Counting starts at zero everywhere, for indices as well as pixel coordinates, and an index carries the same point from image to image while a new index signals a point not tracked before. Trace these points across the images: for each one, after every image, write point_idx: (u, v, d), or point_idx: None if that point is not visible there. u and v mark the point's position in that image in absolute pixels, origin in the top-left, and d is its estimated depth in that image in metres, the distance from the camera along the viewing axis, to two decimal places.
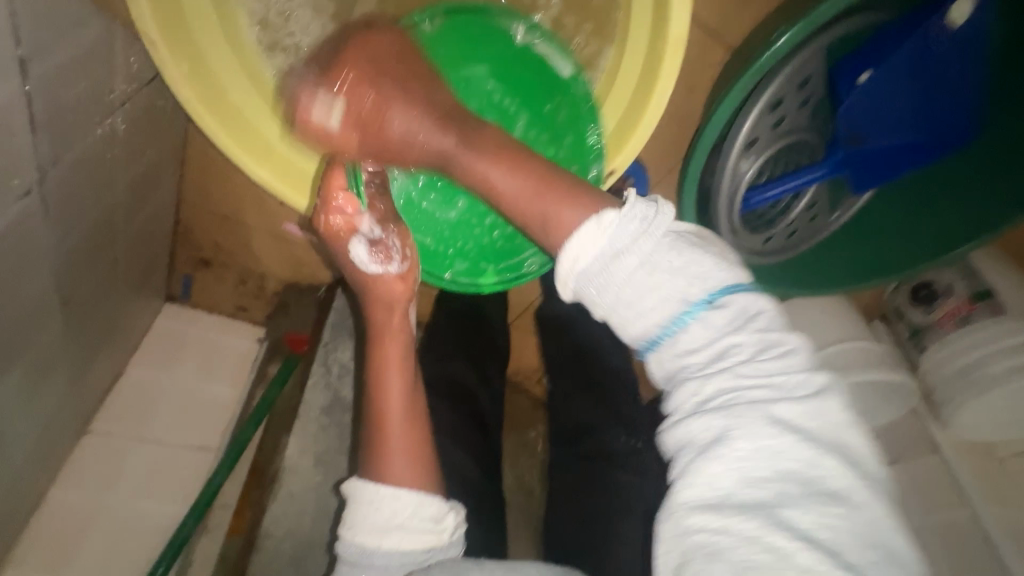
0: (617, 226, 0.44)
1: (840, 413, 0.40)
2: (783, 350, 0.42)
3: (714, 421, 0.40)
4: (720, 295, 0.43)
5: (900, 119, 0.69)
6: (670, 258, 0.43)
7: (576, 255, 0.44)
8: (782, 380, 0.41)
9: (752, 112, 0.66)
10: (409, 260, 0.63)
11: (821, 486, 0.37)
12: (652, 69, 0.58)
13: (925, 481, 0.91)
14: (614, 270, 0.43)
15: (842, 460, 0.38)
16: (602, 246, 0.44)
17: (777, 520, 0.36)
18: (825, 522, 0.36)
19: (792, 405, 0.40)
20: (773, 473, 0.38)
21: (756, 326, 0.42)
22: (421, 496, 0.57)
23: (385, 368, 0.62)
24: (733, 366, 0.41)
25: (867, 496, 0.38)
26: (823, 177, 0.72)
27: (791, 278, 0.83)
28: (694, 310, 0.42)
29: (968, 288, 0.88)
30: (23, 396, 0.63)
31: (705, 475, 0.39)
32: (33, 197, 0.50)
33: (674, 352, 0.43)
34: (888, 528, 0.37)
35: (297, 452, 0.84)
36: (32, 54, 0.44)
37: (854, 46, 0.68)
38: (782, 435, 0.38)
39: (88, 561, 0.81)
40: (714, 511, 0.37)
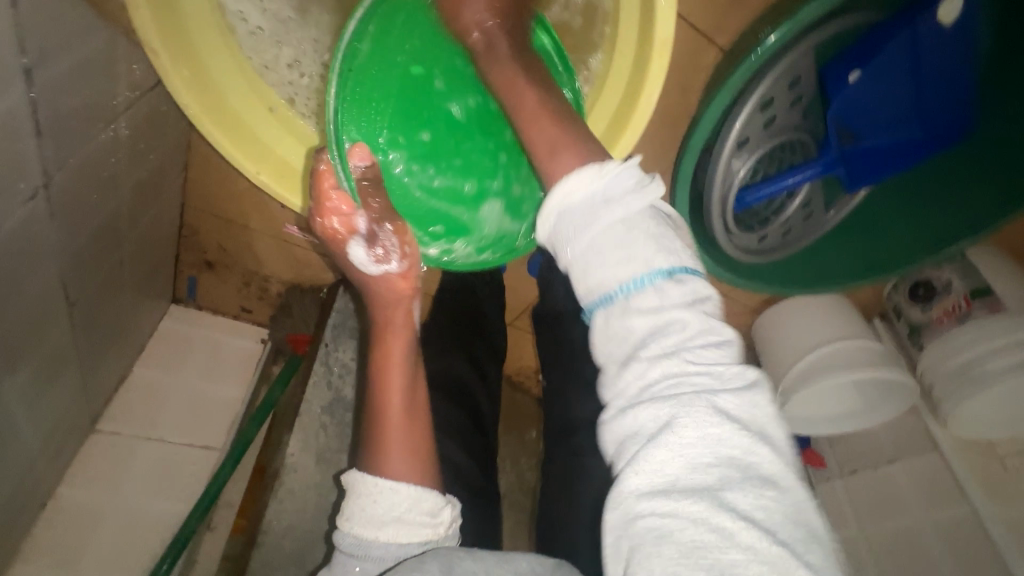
0: (612, 178, 0.46)
1: (768, 404, 0.43)
2: (721, 342, 0.43)
3: (661, 408, 0.41)
4: (680, 272, 0.44)
5: (892, 117, 0.70)
6: (650, 224, 0.44)
7: (569, 191, 0.47)
8: (721, 371, 0.42)
9: (744, 110, 0.66)
10: (408, 258, 0.63)
11: (754, 470, 0.39)
12: (641, 72, 0.58)
13: (922, 480, 0.91)
14: (599, 212, 0.45)
15: (771, 445, 0.41)
16: (594, 190, 0.46)
17: (720, 501, 0.37)
18: (761, 503, 0.38)
19: (730, 395, 0.41)
20: (715, 458, 0.39)
21: (701, 317, 0.43)
22: (418, 490, 0.57)
23: (388, 363, 0.64)
24: (679, 352, 0.42)
25: (793, 479, 0.40)
26: (816, 175, 0.72)
27: (785, 275, 0.84)
28: (654, 277, 0.43)
29: (967, 285, 0.88)
30: (32, 393, 0.65)
31: (653, 461, 0.39)
32: (39, 200, 0.52)
33: (623, 326, 0.43)
34: (810, 510, 0.39)
35: (298, 449, 0.87)
36: (36, 62, 0.45)
37: (845, 46, 0.69)
38: (722, 423, 0.40)
39: (98, 555, 0.83)
40: (665, 496, 0.38)
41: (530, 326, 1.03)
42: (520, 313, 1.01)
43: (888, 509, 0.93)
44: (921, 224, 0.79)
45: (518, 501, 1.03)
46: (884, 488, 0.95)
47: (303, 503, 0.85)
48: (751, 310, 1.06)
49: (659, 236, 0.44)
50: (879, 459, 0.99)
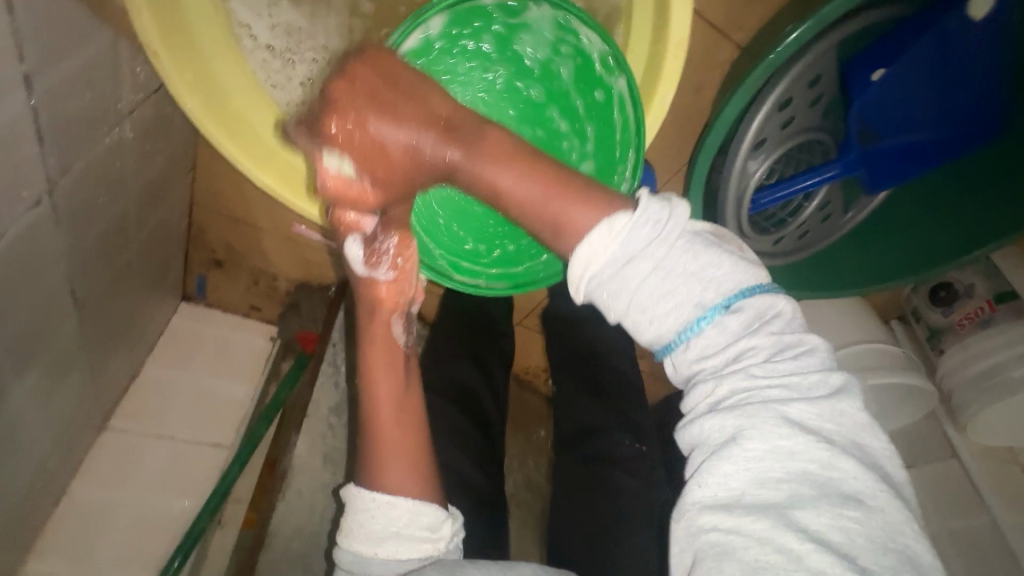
0: (629, 232, 0.43)
1: (855, 416, 0.41)
2: (798, 352, 0.42)
3: (726, 421, 0.41)
4: (737, 299, 0.42)
5: (914, 116, 0.67)
6: (686, 261, 0.43)
7: (588, 260, 0.44)
8: (796, 383, 0.41)
9: (761, 111, 0.64)
10: (398, 268, 0.62)
11: (832, 488, 0.38)
12: (655, 72, 0.56)
13: (939, 487, 0.89)
14: (626, 274, 0.43)
15: (856, 461, 0.39)
16: (615, 249, 0.43)
17: (788, 520, 0.37)
18: (838, 523, 0.37)
19: (805, 407, 0.40)
20: (784, 474, 0.39)
21: (771, 329, 0.43)
22: (418, 504, 0.56)
23: (380, 368, 0.62)
24: (748, 367, 0.42)
25: (884, 499, 0.38)
26: (836, 177, 0.70)
27: (798, 277, 0.82)
28: (711, 316, 0.42)
29: (990, 289, 0.85)
30: (41, 395, 0.65)
31: (717, 474, 0.40)
32: (43, 207, 0.51)
33: (691, 351, 0.43)
34: (900, 529, 0.38)
35: (305, 450, 0.88)
36: (36, 69, 0.44)
37: (869, 42, 0.66)
38: (796, 436, 0.39)
39: (110, 551, 0.84)
40: (727, 510, 0.39)
41: (539, 327, 1.02)
42: (528, 313, 1.00)
43: None
44: (938, 224, 0.77)
45: (525, 501, 1.03)
46: None
47: (310, 504, 0.85)
48: None
49: (699, 272, 0.43)
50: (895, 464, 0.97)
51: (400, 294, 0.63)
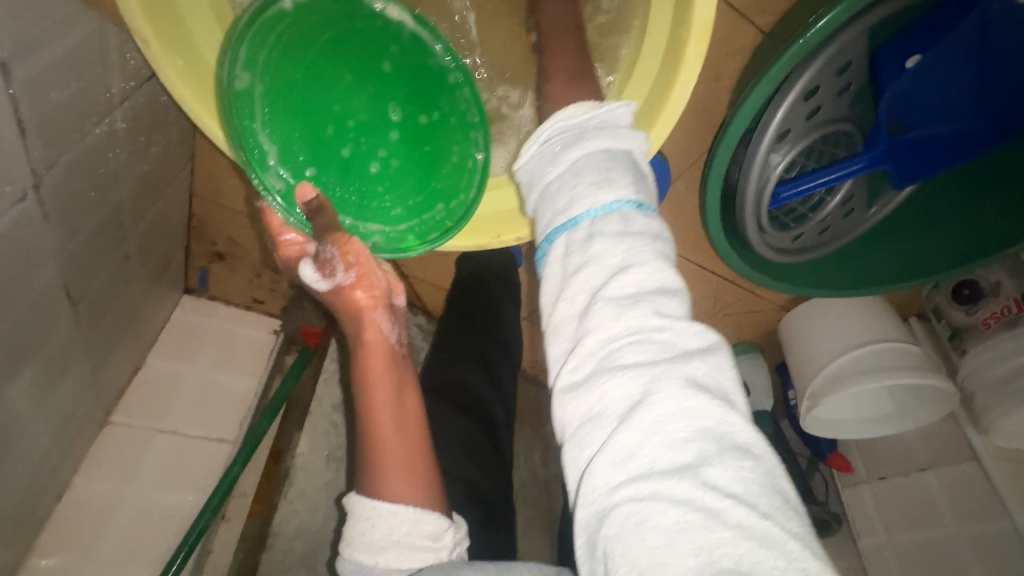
0: (602, 117, 0.50)
1: (732, 370, 0.43)
2: (682, 308, 0.44)
3: (632, 382, 0.40)
4: (641, 214, 0.46)
5: (951, 108, 0.63)
6: (625, 159, 0.49)
7: (566, 119, 0.51)
8: (684, 338, 0.42)
9: (785, 102, 0.60)
10: (352, 267, 0.58)
11: (730, 441, 0.39)
12: (675, 57, 0.52)
13: (958, 490, 0.86)
14: (582, 144, 0.49)
15: (740, 413, 0.41)
16: (581, 125, 0.51)
17: (700, 480, 0.36)
18: (739, 474, 0.37)
19: (696, 363, 0.41)
20: (691, 433, 0.38)
21: (666, 289, 0.44)
22: (419, 512, 0.54)
23: (382, 362, 0.61)
24: (647, 312, 0.42)
25: (764, 445, 0.40)
26: (862, 171, 0.67)
27: (815, 274, 0.80)
28: (623, 209, 0.46)
29: (1018, 287, 0.82)
30: (37, 396, 0.63)
31: (626, 440, 0.39)
32: (30, 201, 0.49)
33: (595, 273, 0.44)
34: (778, 475, 0.39)
35: (307, 449, 0.86)
36: (14, 57, 0.42)
37: (901, 27, 0.62)
38: (695, 394, 0.39)
39: (113, 547, 0.84)
40: (645, 479, 0.37)
41: None
42: (536, 308, 0.98)
43: (919, 519, 0.89)
44: (965, 223, 0.75)
45: (532, 498, 1.03)
46: (917, 497, 0.91)
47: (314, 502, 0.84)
48: (778, 308, 1.00)
49: (620, 177, 0.47)
50: (911, 466, 0.94)
51: (376, 289, 0.61)
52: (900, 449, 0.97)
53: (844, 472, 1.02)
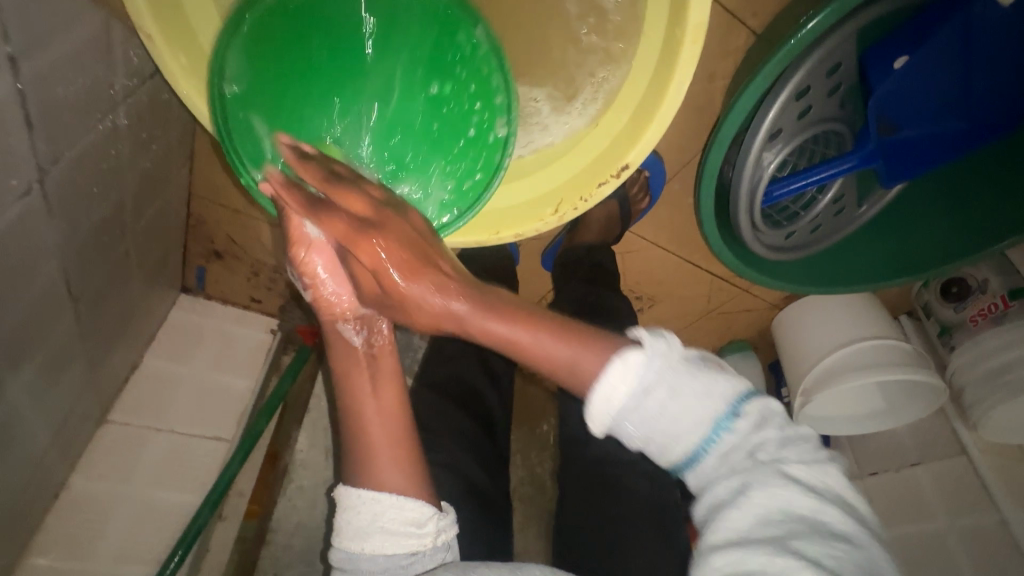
0: (650, 359, 0.45)
1: (837, 477, 0.45)
2: (795, 437, 0.46)
3: (732, 479, 0.43)
4: (741, 404, 0.45)
5: (936, 107, 0.65)
6: (695, 384, 0.44)
7: (608, 391, 0.45)
8: (790, 451, 0.45)
9: (777, 102, 0.62)
10: (308, 285, 0.63)
11: (825, 528, 0.41)
12: (671, 57, 0.53)
13: (947, 485, 0.88)
14: (647, 395, 0.44)
15: (841, 509, 0.42)
16: (636, 378, 0.45)
17: (788, 549, 0.39)
18: (830, 553, 0.39)
19: (797, 464, 0.44)
20: (784, 516, 0.41)
21: (773, 427, 0.45)
22: (402, 498, 0.56)
23: (355, 370, 0.63)
24: (752, 446, 0.44)
25: (866, 539, 0.41)
26: (852, 169, 0.69)
27: (806, 269, 0.82)
28: (723, 419, 0.44)
29: (1004, 285, 0.83)
30: (37, 390, 0.63)
31: (726, 520, 0.42)
32: (34, 195, 0.50)
33: (702, 453, 0.45)
34: (885, 568, 0.40)
35: (307, 445, 0.93)
36: (23, 51, 0.42)
37: (890, 29, 0.64)
38: (792, 488, 0.42)
39: (110, 545, 0.83)
40: (737, 548, 0.40)
41: None
42: None
43: (911, 513, 0.90)
44: (951, 223, 0.77)
45: (527, 495, 1.04)
46: (907, 492, 0.93)
47: None
48: (771, 306, 1.02)
49: (707, 391, 0.45)
50: (902, 461, 0.96)
51: (338, 306, 0.64)
52: (891, 444, 0.99)
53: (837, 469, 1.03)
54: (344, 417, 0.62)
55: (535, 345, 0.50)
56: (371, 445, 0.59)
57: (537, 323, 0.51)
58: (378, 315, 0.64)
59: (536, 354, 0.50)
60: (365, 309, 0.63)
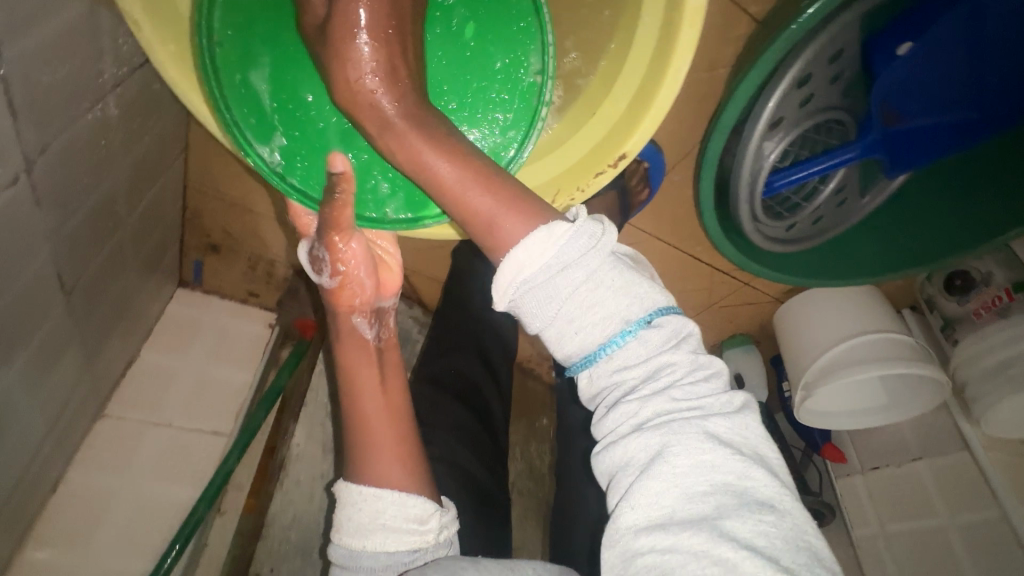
0: (568, 239, 0.42)
1: (759, 429, 0.43)
2: (709, 373, 0.44)
3: (650, 437, 0.40)
4: (655, 316, 0.43)
5: (940, 96, 0.64)
6: (614, 277, 0.43)
7: (521, 267, 0.43)
8: (706, 395, 0.43)
9: (778, 90, 0.61)
10: (338, 275, 0.62)
11: (753, 496, 0.38)
12: (668, 44, 0.51)
13: (950, 480, 0.87)
14: (559, 283, 0.42)
15: (765, 468, 0.40)
16: (551, 256, 0.42)
17: (719, 531, 0.36)
18: (760, 528, 0.37)
19: (718, 419, 0.41)
20: (710, 487, 0.38)
21: (686, 351, 0.44)
22: (404, 495, 0.55)
23: (365, 363, 0.63)
24: (666, 387, 0.42)
25: (791, 501, 0.40)
26: (854, 160, 0.67)
27: (808, 261, 0.81)
28: (634, 329, 0.42)
29: (1009, 277, 0.82)
30: (29, 383, 0.63)
31: (648, 494, 0.39)
32: (21, 185, 0.49)
33: (610, 367, 0.43)
34: (809, 532, 0.38)
35: (303, 439, 0.91)
36: (6, 37, 0.42)
37: (894, 16, 0.63)
38: (714, 449, 0.40)
39: (108, 538, 0.83)
40: (663, 530, 0.37)
41: None
42: None
43: (915, 508, 0.89)
44: (955, 214, 0.75)
45: (527, 490, 1.03)
46: (910, 487, 0.92)
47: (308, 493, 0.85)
48: (772, 299, 1.01)
49: (624, 290, 0.43)
50: (904, 456, 0.95)
51: (356, 296, 0.64)
52: (893, 439, 0.98)
53: (838, 463, 1.03)
54: (348, 415, 0.63)
55: (464, 188, 0.47)
56: (372, 442, 0.60)
57: (468, 159, 0.48)
58: (388, 309, 0.68)
59: (462, 198, 0.47)
60: (380, 301, 0.66)
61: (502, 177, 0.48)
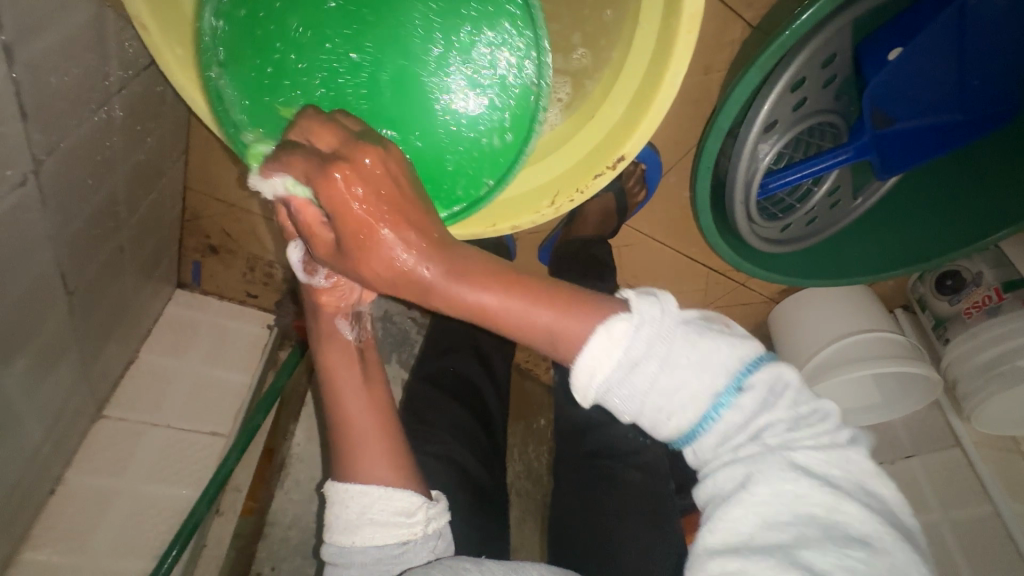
0: (629, 335, 0.41)
1: (860, 462, 0.41)
2: (809, 418, 0.42)
3: (735, 470, 0.40)
4: (746, 376, 0.41)
5: (929, 100, 0.66)
6: (687, 352, 0.41)
7: (592, 368, 0.41)
8: (802, 434, 0.41)
9: (772, 94, 0.62)
10: (335, 277, 0.60)
11: (842, 530, 0.37)
12: (665, 48, 0.53)
13: (942, 477, 0.89)
14: (637, 377, 0.41)
15: (862, 503, 0.39)
16: (617, 355, 0.41)
17: (794, 560, 0.36)
18: (845, 563, 0.36)
19: (810, 450, 0.40)
20: (792, 517, 0.38)
21: (784, 403, 0.42)
22: (389, 489, 0.57)
23: (351, 368, 0.63)
24: (760, 436, 0.41)
25: (891, 538, 0.38)
26: (847, 162, 0.68)
27: (803, 262, 0.83)
28: (727, 396, 0.41)
29: (999, 277, 0.83)
30: (30, 383, 0.63)
31: (727, 519, 0.40)
32: (29, 186, 0.50)
33: (708, 436, 0.42)
34: (914, 573, 0.37)
35: (304, 439, 0.93)
36: (17, 40, 0.42)
37: (882, 23, 0.65)
38: (800, 480, 0.39)
39: (106, 540, 0.83)
40: (735, 553, 0.38)
41: None
42: None
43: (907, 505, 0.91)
44: (946, 216, 0.77)
45: (524, 489, 1.04)
46: (902, 485, 0.93)
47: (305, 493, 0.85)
48: (767, 299, 1.02)
49: (703, 363, 0.41)
50: (896, 453, 0.97)
51: (344, 299, 0.62)
52: (885, 437, 0.99)
53: None
54: (333, 419, 0.63)
55: (508, 314, 0.43)
56: (360, 443, 0.60)
57: (516, 290, 0.44)
58: (366, 312, 0.66)
59: (509, 324, 0.44)
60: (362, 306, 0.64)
61: (549, 292, 0.44)
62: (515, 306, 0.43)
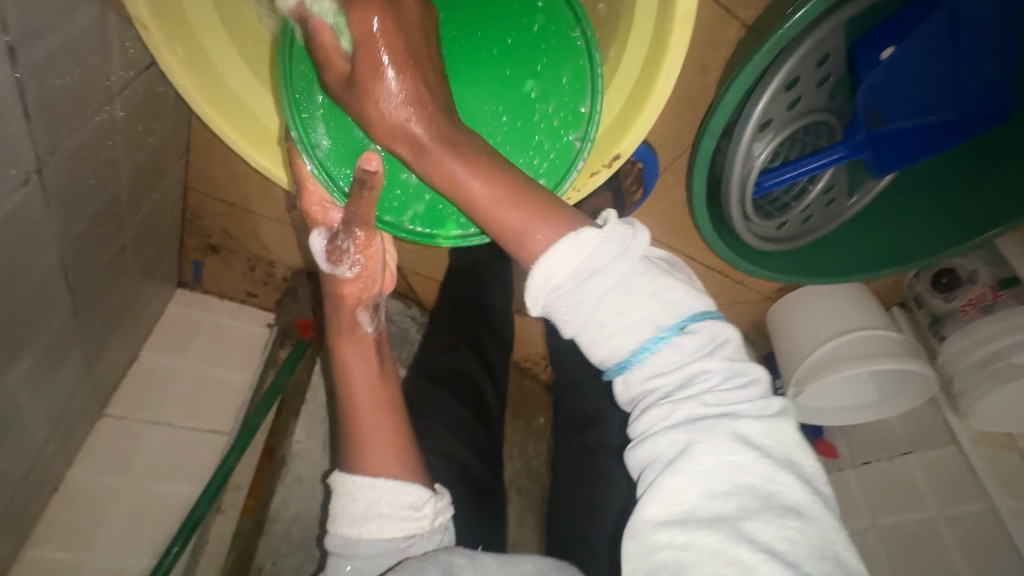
0: (597, 244, 0.41)
1: (793, 434, 0.41)
2: (746, 379, 0.42)
3: (678, 434, 0.39)
4: (690, 320, 0.41)
5: (923, 98, 0.66)
6: (643, 282, 0.41)
7: (551, 272, 0.42)
8: (739, 397, 0.41)
9: (766, 93, 0.63)
10: (360, 267, 0.63)
11: (778, 500, 0.37)
12: (660, 48, 0.53)
13: (938, 475, 0.89)
14: (592, 287, 0.41)
15: (797, 474, 0.39)
16: (580, 261, 0.41)
17: (738, 532, 0.36)
18: (784, 534, 0.36)
19: (750, 420, 0.40)
20: (733, 487, 0.37)
21: (722, 354, 0.42)
22: (398, 483, 0.57)
23: (368, 367, 0.64)
24: (699, 393, 0.40)
25: (821, 508, 0.38)
26: (842, 160, 0.70)
27: (799, 260, 0.83)
28: (668, 336, 0.41)
29: (995, 274, 0.84)
30: (35, 381, 0.64)
31: (671, 490, 0.38)
32: (33, 185, 0.50)
33: (641, 376, 0.42)
34: (839, 540, 0.37)
35: (304, 436, 0.92)
36: (21, 41, 0.43)
37: (879, 21, 0.64)
38: (743, 451, 0.38)
39: (109, 537, 0.84)
40: (680, 525, 0.37)
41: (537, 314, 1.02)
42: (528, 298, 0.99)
43: (904, 501, 0.91)
44: (940, 213, 0.78)
45: (525, 488, 1.05)
46: (899, 481, 0.94)
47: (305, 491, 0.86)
48: (765, 297, 1.03)
49: (655, 294, 0.41)
50: (893, 451, 0.97)
51: (364, 290, 0.65)
52: (882, 434, 1.00)
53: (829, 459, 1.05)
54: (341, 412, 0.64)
55: (503, 209, 0.46)
56: (364, 441, 0.60)
57: (502, 177, 0.47)
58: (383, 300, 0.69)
59: (494, 216, 0.46)
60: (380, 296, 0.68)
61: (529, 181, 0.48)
62: (495, 192, 0.46)
